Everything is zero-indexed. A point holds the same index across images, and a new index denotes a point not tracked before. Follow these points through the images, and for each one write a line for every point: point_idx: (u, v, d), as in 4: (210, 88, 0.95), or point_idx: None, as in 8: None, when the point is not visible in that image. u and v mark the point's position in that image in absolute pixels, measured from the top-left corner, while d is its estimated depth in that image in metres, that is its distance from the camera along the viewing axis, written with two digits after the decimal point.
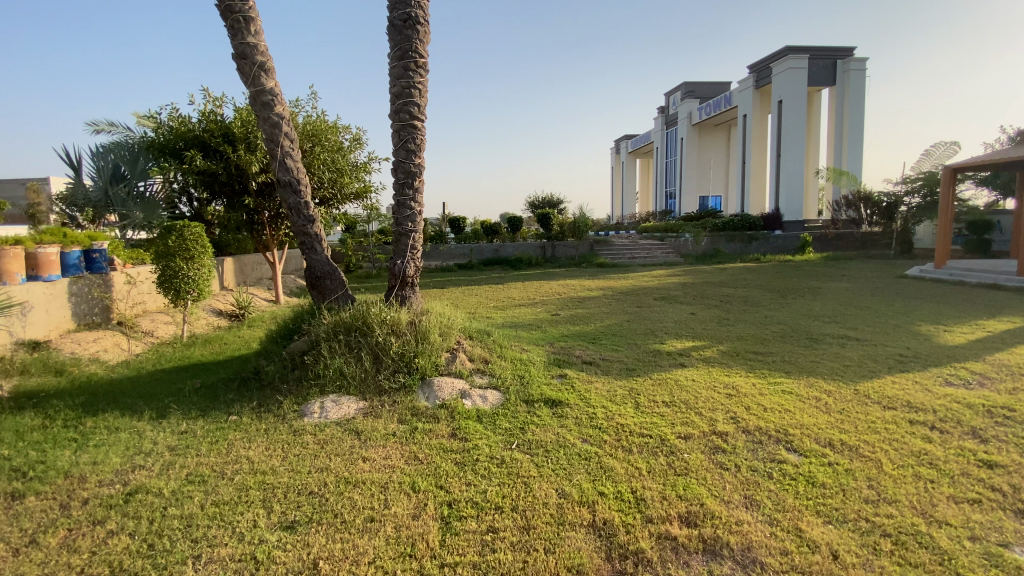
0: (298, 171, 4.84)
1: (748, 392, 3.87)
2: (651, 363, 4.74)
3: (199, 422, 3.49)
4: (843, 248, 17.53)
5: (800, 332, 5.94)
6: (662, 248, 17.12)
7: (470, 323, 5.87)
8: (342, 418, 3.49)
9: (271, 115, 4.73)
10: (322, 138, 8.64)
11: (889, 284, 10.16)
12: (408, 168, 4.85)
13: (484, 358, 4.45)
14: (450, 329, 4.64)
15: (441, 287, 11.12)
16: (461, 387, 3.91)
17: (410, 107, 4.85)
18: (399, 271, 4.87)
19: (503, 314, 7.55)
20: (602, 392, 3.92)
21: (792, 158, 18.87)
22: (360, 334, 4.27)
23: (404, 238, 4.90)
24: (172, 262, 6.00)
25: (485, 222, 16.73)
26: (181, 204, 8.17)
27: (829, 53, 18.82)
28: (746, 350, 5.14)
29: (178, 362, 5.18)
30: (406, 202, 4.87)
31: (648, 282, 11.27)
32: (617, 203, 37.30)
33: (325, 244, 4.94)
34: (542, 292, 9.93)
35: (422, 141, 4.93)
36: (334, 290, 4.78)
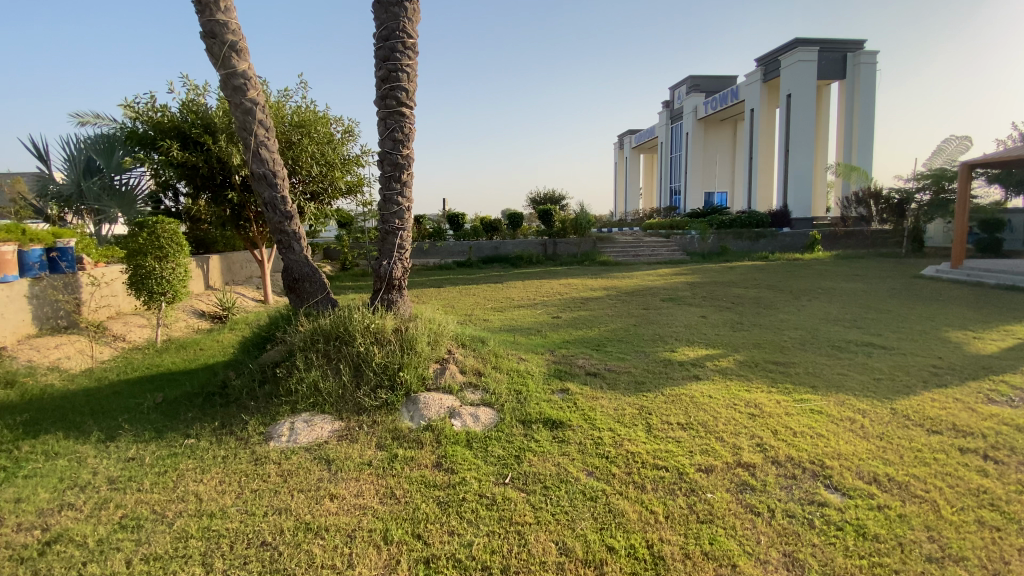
0: (274, 162, 4.39)
1: (773, 412, 3.45)
2: (662, 376, 4.32)
3: (150, 448, 3.14)
4: (853, 246, 17.04)
5: (822, 340, 5.50)
6: (666, 246, 16.68)
7: (465, 328, 5.43)
8: (313, 443, 3.07)
9: (243, 100, 4.29)
10: (311, 130, 8.21)
11: (905, 285, 9.69)
12: (395, 159, 4.41)
13: (477, 369, 4.02)
14: (441, 336, 4.22)
15: (437, 287, 10.67)
16: (450, 404, 3.48)
17: (397, 92, 4.40)
18: (385, 273, 4.44)
19: (502, 317, 7.12)
20: (608, 411, 3.49)
21: (801, 153, 18.35)
22: (340, 343, 3.85)
23: (392, 237, 4.47)
24: (142, 261, 5.58)
25: (485, 219, 16.29)
26: (165, 199, 7.85)
27: (839, 45, 18.27)
28: (765, 361, 4.71)
29: (146, 371, 4.79)
30: (394, 198, 4.44)
31: (653, 281, 10.82)
32: (620, 200, 36.78)
33: (305, 243, 4.51)
34: (543, 292, 9.50)
35: (410, 130, 4.49)
36: (314, 293, 4.35)
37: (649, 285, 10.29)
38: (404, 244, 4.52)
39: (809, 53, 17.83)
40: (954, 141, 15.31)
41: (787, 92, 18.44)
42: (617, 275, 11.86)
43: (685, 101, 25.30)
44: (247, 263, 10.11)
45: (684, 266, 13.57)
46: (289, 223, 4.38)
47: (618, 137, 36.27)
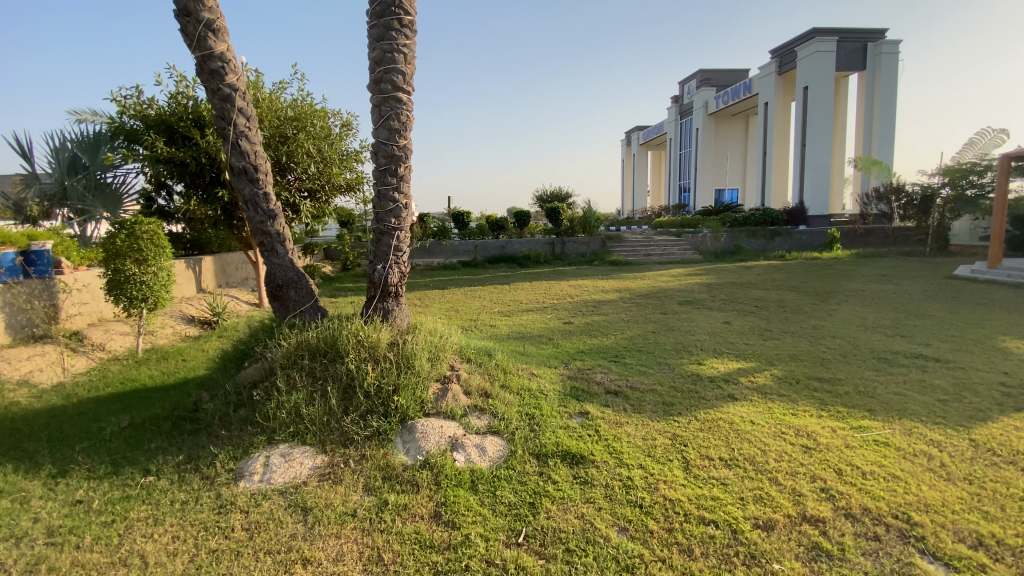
0: (255, 156, 3.91)
1: (829, 446, 2.98)
2: (693, 395, 3.81)
3: (103, 488, 2.67)
4: (873, 245, 16.39)
5: (864, 351, 5.00)
6: (679, 244, 16.09)
7: (469, 338, 4.92)
8: (288, 484, 2.60)
9: (221, 86, 3.82)
10: (307, 123, 7.76)
11: (937, 287, 9.12)
12: (390, 151, 3.93)
13: (483, 388, 3.53)
14: (442, 351, 3.74)
15: (440, 289, 10.21)
16: (452, 434, 2.99)
17: (392, 75, 3.92)
18: (379, 278, 3.94)
19: (508, 324, 6.61)
20: (636, 442, 2.99)
21: (818, 148, 17.69)
22: (327, 361, 3.39)
23: (387, 238, 3.98)
24: (120, 265, 5.14)
25: (490, 217, 15.81)
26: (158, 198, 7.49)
27: (859, 35, 17.61)
28: (806, 376, 4.19)
29: (120, 386, 4.33)
30: (390, 195, 3.95)
31: (668, 282, 10.28)
32: (627, 198, 36.15)
33: (290, 245, 4.04)
34: (552, 294, 9.00)
35: (407, 119, 4.01)
36: (299, 301, 3.87)
37: (664, 286, 9.76)
38: (401, 246, 4.03)
39: (828, 43, 17.17)
40: (989, 134, 14.60)
41: (804, 84, 17.78)
42: (630, 276, 11.35)
43: (695, 95, 24.66)
44: (243, 265, 9.66)
45: (698, 266, 13.03)
46: (272, 223, 3.91)
47: (625, 134, 35.64)
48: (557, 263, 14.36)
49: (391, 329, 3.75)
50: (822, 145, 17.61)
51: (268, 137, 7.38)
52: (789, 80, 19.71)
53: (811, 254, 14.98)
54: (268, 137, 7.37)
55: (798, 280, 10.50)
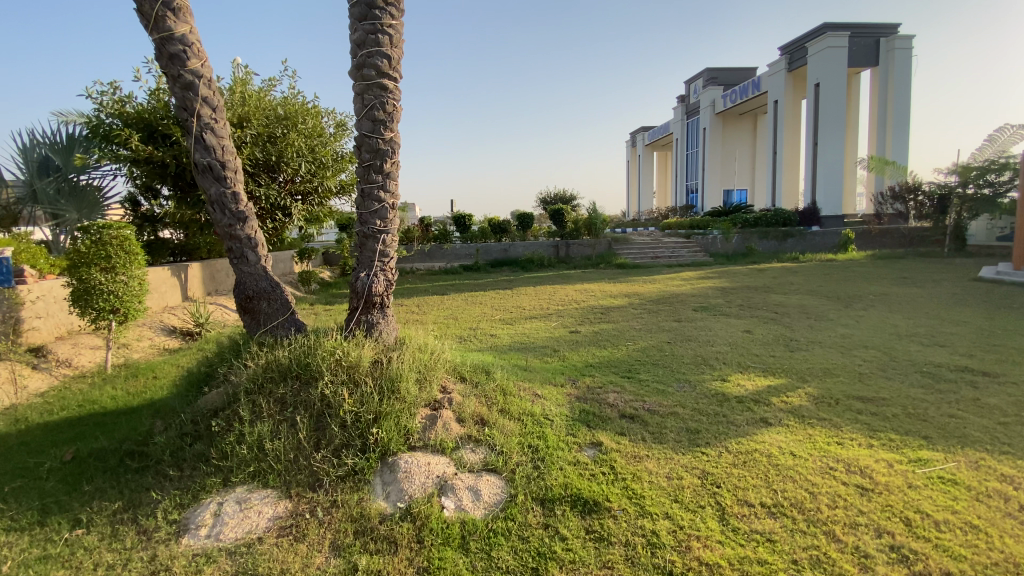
0: (222, 150, 3.48)
1: (889, 485, 2.50)
2: (720, 420, 3.34)
3: (20, 543, 2.24)
4: (889, 246, 15.87)
5: (903, 363, 4.50)
6: (687, 246, 15.59)
7: (467, 351, 4.46)
8: (241, 542, 2.15)
9: (182, 72, 3.39)
10: (297, 122, 7.32)
11: (965, 289, 8.58)
12: (374, 144, 3.48)
13: (479, 414, 3.06)
14: (432, 371, 3.27)
15: (440, 294, 9.76)
16: (440, 474, 2.53)
17: (376, 59, 3.48)
18: (361, 288, 3.48)
19: (510, 333, 6.14)
20: (658, 482, 2.53)
21: (831, 146, 17.16)
22: (299, 385, 2.94)
23: (371, 243, 3.52)
24: (86, 275, 4.73)
25: (493, 220, 15.37)
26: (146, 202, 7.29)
27: (871, 30, 17.11)
28: (845, 396, 3.70)
29: (76, 408, 3.90)
30: (374, 194, 3.50)
31: (678, 287, 9.79)
32: (633, 199, 35.65)
33: (263, 251, 3.59)
34: (557, 300, 8.55)
35: (394, 108, 3.57)
36: (272, 314, 3.42)
37: (674, 291, 9.27)
38: (388, 252, 3.58)
39: (839, 38, 16.69)
40: (1009, 131, 13.83)
41: (815, 80, 17.28)
42: (638, 280, 10.88)
43: (702, 94, 24.18)
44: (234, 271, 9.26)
45: (709, 269, 12.53)
46: (241, 226, 3.47)
47: (630, 134, 35.17)
48: (562, 266, 13.88)
49: (375, 347, 3.27)
50: (834, 143, 17.07)
51: (255, 138, 6.93)
52: (799, 77, 19.21)
53: (825, 255, 14.45)
54: (255, 138, 6.92)
55: (816, 283, 9.98)
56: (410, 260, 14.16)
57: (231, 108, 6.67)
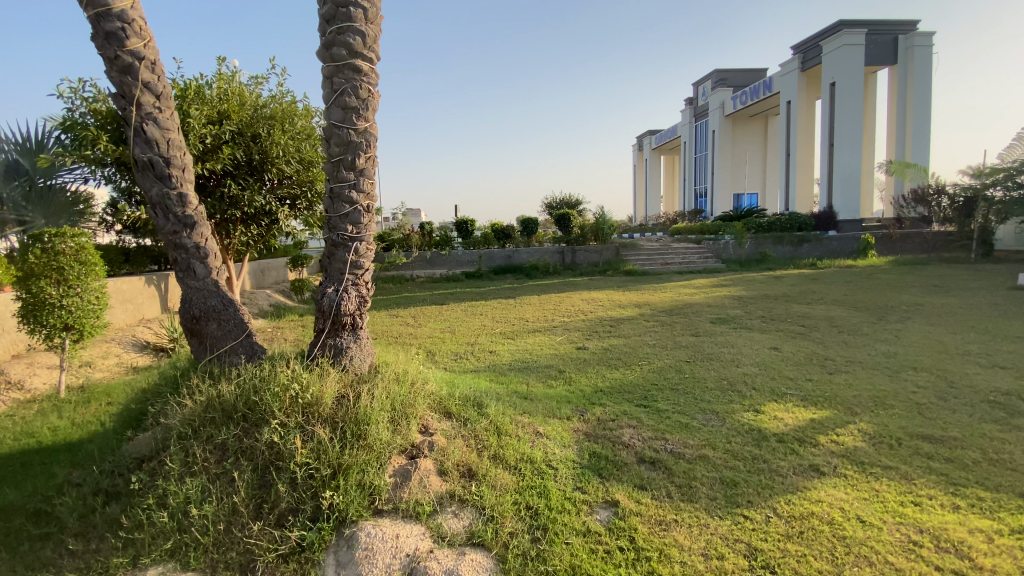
0: (167, 145, 2.95)
1: (997, 572, 1.92)
2: (761, 467, 2.75)
3: None
4: (910, 251, 15.17)
5: (965, 390, 3.88)
6: (699, 252, 14.97)
7: (459, 377, 3.88)
8: None
9: (119, 53, 2.86)
10: (284, 121, 6.65)
11: (1007, 299, 7.91)
12: (344, 136, 2.95)
13: (465, 463, 2.48)
14: (410, 408, 2.71)
15: (439, 304, 9.23)
16: (411, 551, 1.97)
17: (347, 36, 2.94)
18: (328, 306, 2.92)
19: (511, 350, 5.56)
20: (694, 565, 1.96)
21: (848, 147, 16.47)
22: (244, 429, 2.42)
23: (341, 252, 2.97)
24: (35, 287, 4.22)
25: (496, 225, 14.86)
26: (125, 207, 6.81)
27: (889, 27, 16.48)
28: (908, 435, 3.10)
29: (7, 443, 3.36)
30: (344, 195, 2.97)
31: (692, 296, 9.17)
32: (640, 204, 35.01)
33: (216, 262, 3.05)
34: (562, 311, 7.96)
35: (369, 95, 3.04)
36: (223, 337, 2.88)
37: (689, 300, 8.65)
38: (363, 262, 3.03)
39: (856, 35, 16.05)
40: None
41: (831, 80, 16.66)
42: (648, 288, 10.29)
43: (712, 96, 23.61)
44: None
45: (724, 276, 11.89)
46: (187, 234, 2.93)
47: (637, 138, 34.61)
48: (568, 273, 13.31)
49: (341, 380, 2.71)
50: (852, 145, 16.39)
51: (233, 134, 6.31)
52: (813, 77, 18.59)
53: (845, 261, 13.75)
54: (232, 134, 6.30)
55: (842, 291, 9.33)
56: (410, 267, 13.64)
57: (210, 105, 6.13)
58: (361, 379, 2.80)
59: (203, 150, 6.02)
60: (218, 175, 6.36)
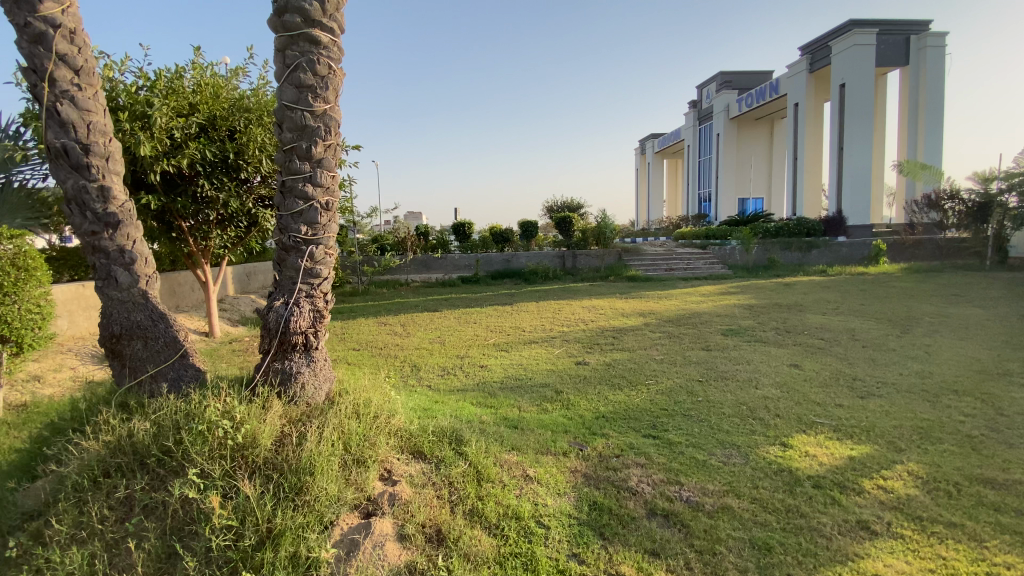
0: (88, 130, 2.49)
1: None
2: (798, 523, 2.25)
3: None
4: (920, 258, 14.80)
5: (1019, 419, 3.37)
6: (704, 258, 14.46)
7: (438, 404, 3.36)
8: None
9: (30, 18, 2.38)
10: (263, 114, 6.11)
11: None
12: (298, 119, 2.49)
13: (434, 523, 1.99)
14: (366, 451, 2.21)
15: (431, 311, 8.73)
16: None
17: (301, 0, 2.47)
18: (275, 322, 2.43)
19: (504, 364, 5.06)
20: None
21: (858, 151, 15.98)
22: (162, 480, 1.97)
23: (293, 258, 2.49)
24: None
25: (495, 228, 14.42)
26: None
27: (901, 27, 16.05)
28: (967, 479, 2.60)
29: None
30: (298, 189, 2.49)
31: (700, 304, 8.67)
32: (642, 209, 34.55)
33: (146, 269, 2.59)
34: (562, 319, 7.45)
35: (329, 73, 2.58)
36: (147, 360, 2.43)
37: (697, 309, 8.13)
38: (320, 271, 2.54)
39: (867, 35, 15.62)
40: None
41: (841, 81, 16.22)
42: (652, 295, 9.79)
43: (716, 98, 23.20)
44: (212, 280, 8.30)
45: (731, 283, 11.39)
46: (108, 235, 2.47)
47: (639, 141, 34.17)
48: (568, 278, 12.82)
49: (282, 417, 2.24)
50: (862, 148, 15.89)
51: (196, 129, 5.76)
52: (821, 78, 18.13)
53: (856, 268, 13.24)
54: (196, 129, 5.75)
55: (858, 300, 8.81)
56: (404, 271, 13.16)
57: (181, 95, 5.64)
58: (308, 416, 2.31)
59: (170, 145, 5.52)
60: (190, 173, 5.86)
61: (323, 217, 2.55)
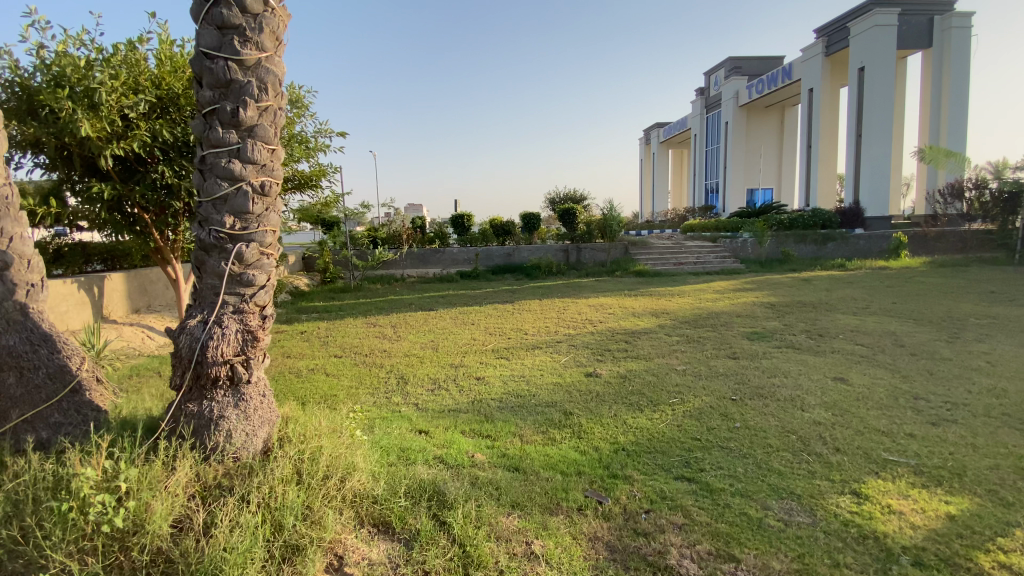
0: None
1: None
2: None
3: None
4: (942, 251, 14.05)
5: None
6: (715, 251, 13.79)
7: (420, 439, 2.71)
8: None
9: None
10: None
11: None
12: (219, 72, 1.84)
13: None
14: (304, 537, 1.57)
15: (426, 310, 8.08)
16: None
17: None
18: (187, 350, 1.79)
19: (503, 376, 4.40)
20: None
21: (876, 138, 15.22)
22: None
23: (214, 261, 1.85)
24: None
25: (495, 221, 13.70)
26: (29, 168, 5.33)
27: (923, 8, 15.24)
28: None
29: None
30: (219, 167, 1.84)
31: (715, 302, 8.02)
32: (646, 201, 33.75)
33: (28, 275, 2.17)
34: (567, 320, 6.82)
35: (263, 9, 1.92)
36: (21, 397, 1.96)
37: (713, 308, 7.49)
38: (254, 278, 1.89)
39: (888, 16, 14.82)
40: None
41: (859, 65, 15.45)
42: (663, 292, 9.13)
43: (725, 85, 22.37)
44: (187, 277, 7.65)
45: (746, 279, 10.72)
46: None
47: (644, 132, 33.34)
48: (572, 273, 12.17)
49: (184, 487, 1.60)
50: (881, 135, 15.12)
51: (150, 106, 5.05)
52: (838, 63, 17.31)
53: (876, 262, 12.55)
54: (149, 106, 5.04)
55: (888, 298, 8.14)
56: (399, 266, 12.51)
57: (135, 69, 4.94)
58: (227, 485, 1.68)
59: (121, 126, 4.83)
60: (148, 158, 5.19)
61: (255, 205, 1.88)
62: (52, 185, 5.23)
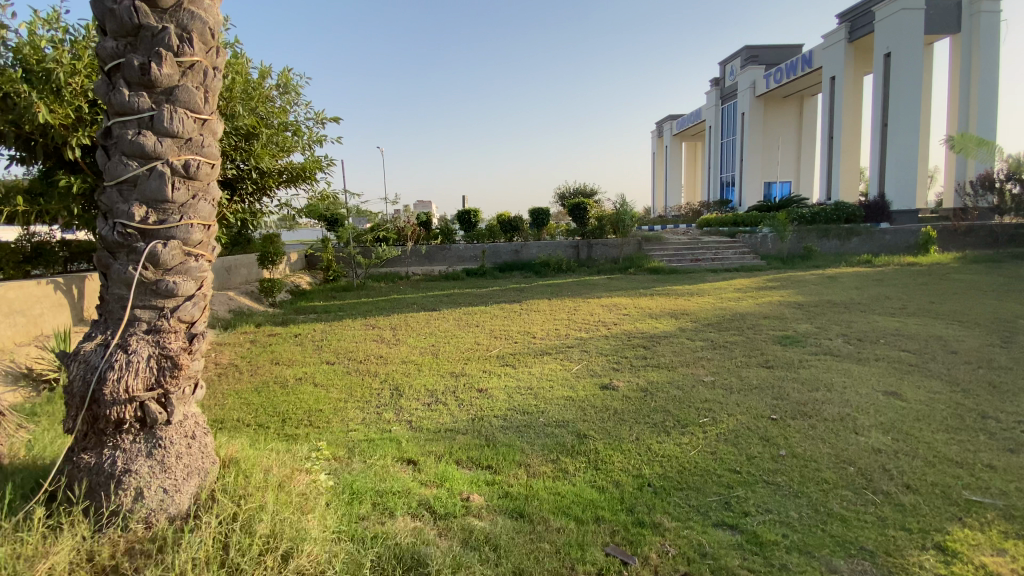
0: None
1: None
2: None
3: None
4: (973, 246, 13.17)
5: None
6: (733, 247, 13.19)
7: (405, 479, 2.25)
8: None
9: None
10: None
11: None
12: (124, 19, 1.53)
13: None
14: None
15: (429, 310, 7.64)
16: None
17: None
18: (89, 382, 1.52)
19: (509, 388, 3.93)
20: None
21: (903, 128, 14.46)
22: None
23: (124, 270, 1.57)
24: None
25: (503, 216, 13.21)
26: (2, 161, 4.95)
27: None
28: None
29: None
30: (124, 140, 1.54)
31: (738, 302, 7.48)
32: (659, 196, 33.09)
33: None
34: (580, 322, 6.33)
35: None
36: None
37: (736, 308, 6.97)
38: (177, 286, 1.60)
39: None
40: None
41: (885, 50, 14.70)
42: (681, 291, 8.59)
43: (742, 75, 21.62)
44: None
45: (767, 276, 10.13)
46: None
47: (656, 125, 32.62)
48: (583, 270, 11.69)
49: (63, 572, 1.30)
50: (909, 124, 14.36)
51: None
52: (862, 50, 16.54)
53: (905, 258, 11.89)
54: None
55: (925, 298, 7.55)
56: (404, 263, 12.28)
57: None
58: (129, 566, 1.36)
59: (89, 113, 4.38)
60: None
61: (172, 188, 1.58)
62: (29, 180, 4.88)
